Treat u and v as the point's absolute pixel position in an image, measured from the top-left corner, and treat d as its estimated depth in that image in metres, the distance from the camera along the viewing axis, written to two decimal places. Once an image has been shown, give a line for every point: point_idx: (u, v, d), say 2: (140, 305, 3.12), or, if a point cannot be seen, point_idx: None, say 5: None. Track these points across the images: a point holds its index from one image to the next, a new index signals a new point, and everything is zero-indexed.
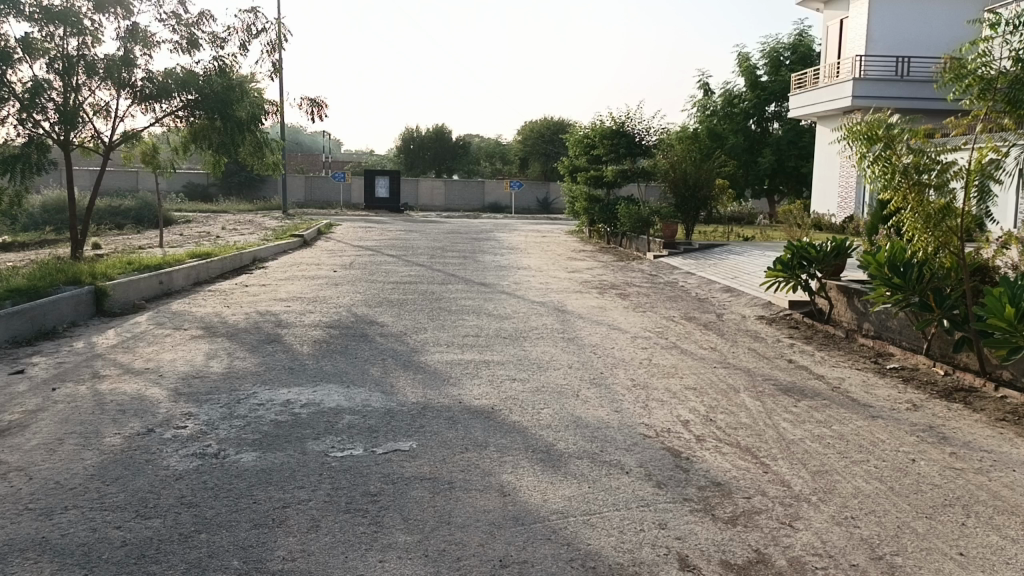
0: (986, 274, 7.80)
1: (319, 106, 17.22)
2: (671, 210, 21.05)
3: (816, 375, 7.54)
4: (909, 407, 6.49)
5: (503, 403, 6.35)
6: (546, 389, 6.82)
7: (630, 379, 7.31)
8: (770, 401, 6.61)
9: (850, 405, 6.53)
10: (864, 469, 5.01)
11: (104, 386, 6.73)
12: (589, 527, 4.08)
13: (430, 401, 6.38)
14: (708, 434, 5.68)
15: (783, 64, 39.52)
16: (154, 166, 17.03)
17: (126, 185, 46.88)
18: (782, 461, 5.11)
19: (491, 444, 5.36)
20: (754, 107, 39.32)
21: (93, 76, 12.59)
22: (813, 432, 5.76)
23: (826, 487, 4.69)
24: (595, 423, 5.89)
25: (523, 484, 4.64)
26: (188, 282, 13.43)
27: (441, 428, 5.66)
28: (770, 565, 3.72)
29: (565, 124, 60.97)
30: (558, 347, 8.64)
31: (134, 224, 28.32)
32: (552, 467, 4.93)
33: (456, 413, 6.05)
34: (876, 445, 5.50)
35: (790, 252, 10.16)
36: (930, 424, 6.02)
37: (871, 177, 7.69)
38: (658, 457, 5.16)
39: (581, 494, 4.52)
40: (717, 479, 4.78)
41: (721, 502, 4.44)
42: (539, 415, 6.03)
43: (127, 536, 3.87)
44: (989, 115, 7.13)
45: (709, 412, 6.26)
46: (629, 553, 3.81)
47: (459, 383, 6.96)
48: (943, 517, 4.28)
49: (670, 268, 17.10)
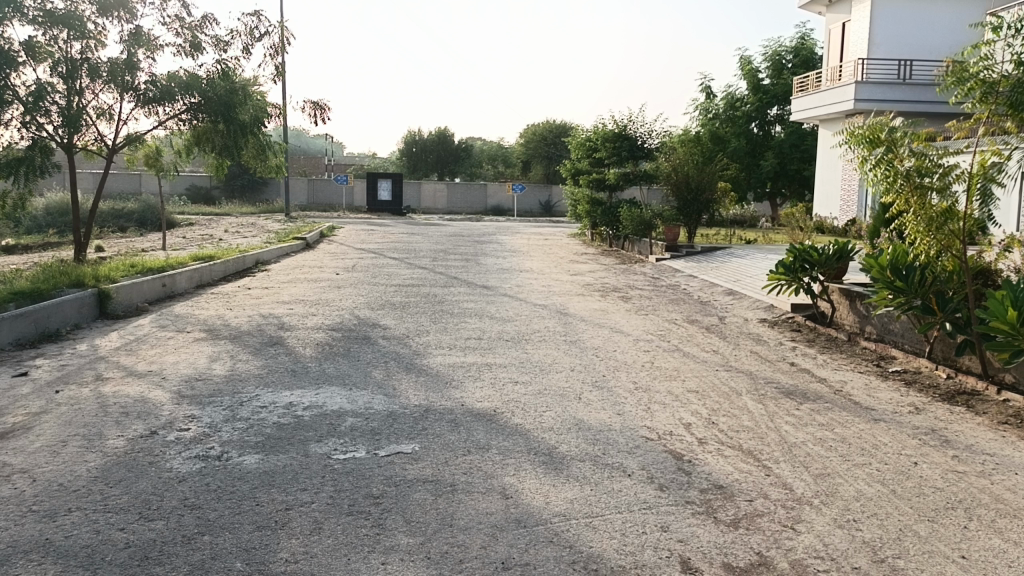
0: (988, 277, 7.80)
1: (322, 110, 17.26)
2: (673, 213, 21.02)
3: (818, 378, 7.54)
4: (911, 411, 6.49)
5: (505, 406, 6.36)
6: (548, 392, 6.84)
7: (631, 381, 7.32)
8: (772, 404, 6.61)
9: (852, 408, 6.53)
10: (866, 472, 5.01)
11: (107, 388, 6.74)
12: (591, 530, 4.09)
13: (433, 403, 6.39)
14: (709, 437, 5.69)
15: (785, 67, 39.61)
16: (157, 169, 17.13)
17: (129, 188, 47.10)
18: (784, 464, 5.12)
19: (494, 446, 5.37)
20: (756, 111, 39.40)
21: (97, 80, 12.63)
22: (816, 435, 5.76)
23: (828, 490, 4.69)
24: (597, 426, 5.90)
25: (525, 487, 4.65)
26: (190, 285, 13.45)
27: (442, 431, 5.67)
28: (773, 568, 3.72)
29: (567, 128, 61.02)
30: (560, 350, 8.65)
31: (137, 227, 28.47)
32: (554, 469, 4.95)
33: (458, 415, 6.07)
34: (878, 448, 5.50)
35: (792, 255, 10.16)
36: (932, 428, 6.02)
37: (873, 181, 7.70)
38: (660, 460, 5.17)
39: (583, 496, 4.53)
40: (719, 482, 4.79)
41: (723, 505, 4.45)
42: (542, 418, 6.04)
43: (131, 538, 3.88)
44: (991, 118, 7.13)
45: (711, 415, 6.26)
46: (631, 556, 3.82)
47: (462, 386, 6.97)
48: (944, 520, 4.29)
49: (673, 271, 17.10)
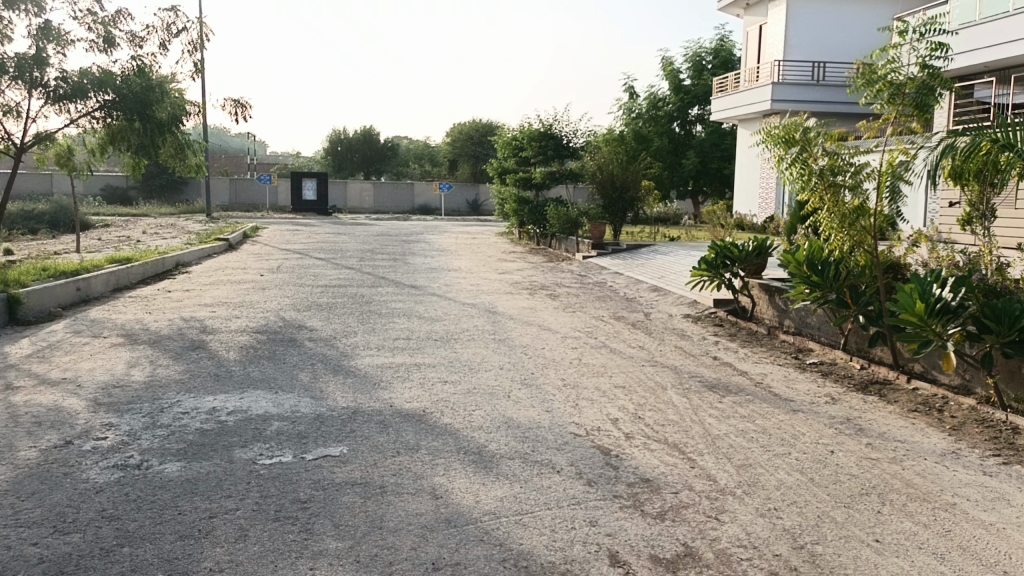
0: (898, 271, 8.16)
1: (243, 107, 16.87)
2: (599, 211, 21.28)
3: (740, 371, 7.76)
4: (827, 400, 6.73)
5: (434, 406, 6.34)
6: (477, 391, 6.85)
7: (560, 378, 7.40)
8: (696, 397, 6.77)
9: (771, 399, 6.75)
10: (785, 462, 5.19)
11: (17, 398, 6.45)
12: (522, 527, 4.12)
13: (362, 405, 6.33)
14: (636, 431, 5.80)
15: (705, 67, 40.53)
16: (69, 168, 16.46)
17: (39, 188, 45.12)
18: (707, 456, 5.25)
19: (424, 446, 5.35)
20: (678, 110, 40.21)
21: (3, 75, 12.10)
22: (738, 426, 5.93)
23: (750, 480, 4.84)
24: (527, 423, 5.93)
25: (455, 486, 4.66)
26: (107, 288, 12.97)
27: (372, 433, 5.62)
28: (698, 559, 3.81)
29: (493, 127, 61.11)
30: (489, 348, 8.67)
31: (48, 229, 27.30)
32: (485, 468, 4.96)
33: (387, 417, 6.02)
34: (797, 438, 5.70)
35: (714, 251, 10.41)
36: (847, 417, 6.27)
37: (789, 179, 7.95)
38: (589, 456, 5.24)
39: (513, 494, 4.56)
40: (646, 476, 4.88)
41: (650, 498, 4.54)
42: (472, 417, 6.04)
43: (45, 553, 3.73)
44: (898, 119, 7.45)
45: (638, 409, 6.38)
46: (561, 551, 3.86)
47: (390, 387, 6.92)
48: (859, 506, 4.47)
49: (599, 268, 17.30)
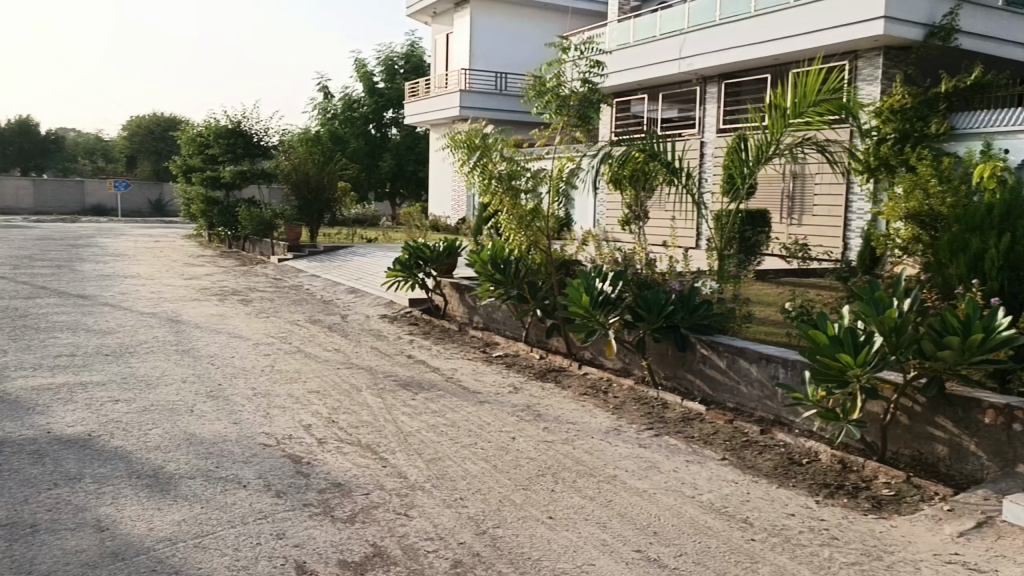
0: (570, 268, 8.96)
1: None
2: (294, 212, 20.70)
3: (432, 368, 7.98)
4: (510, 390, 7.17)
5: (102, 428, 5.72)
6: (155, 408, 6.31)
7: (250, 388, 7.06)
8: (389, 397, 6.85)
9: (461, 393, 7.03)
10: (471, 452, 5.43)
11: None
12: (201, 550, 3.86)
13: (10, 435, 5.52)
14: (329, 435, 5.71)
15: (398, 72, 41.25)
16: None
17: None
18: (398, 454, 5.33)
19: (88, 475, 4.80)
20: (373, 113, 40.50)
21: None
22: (428, 422, 6.09)
23: (438, 473, 4.99)
24: (211, 438, 5.58)
25: (124, 515, 4.23)
26: None
27: (22, 465, 4.92)
28: (386, 557, 3.85)
29: (177, 121, 56.89)
30: (171, 361, 8.03)
31: None
32: (161, 491, 4.58)
33: (43, 445, 5.31)
34: (483, 428, 5.99)
35: (407, 253, 10.62)
36: (528, 404, 6.72)
37: (472, 183, 8.34)
38: (278, 466, 5.06)
39: (192, 516, 4.26)
40: (337, 480, 4.83)
41: (340, 502, 4.49)
42: (147, 437, 5.55)
43: None
44: (565, 128, 8.19)
45: (331, 414, 6.29)
46: (244, 570, 3.68)
47: (48, 411, 6.12)
48: (536, 487, 4.81)
49: (295, 271, 16.81)
